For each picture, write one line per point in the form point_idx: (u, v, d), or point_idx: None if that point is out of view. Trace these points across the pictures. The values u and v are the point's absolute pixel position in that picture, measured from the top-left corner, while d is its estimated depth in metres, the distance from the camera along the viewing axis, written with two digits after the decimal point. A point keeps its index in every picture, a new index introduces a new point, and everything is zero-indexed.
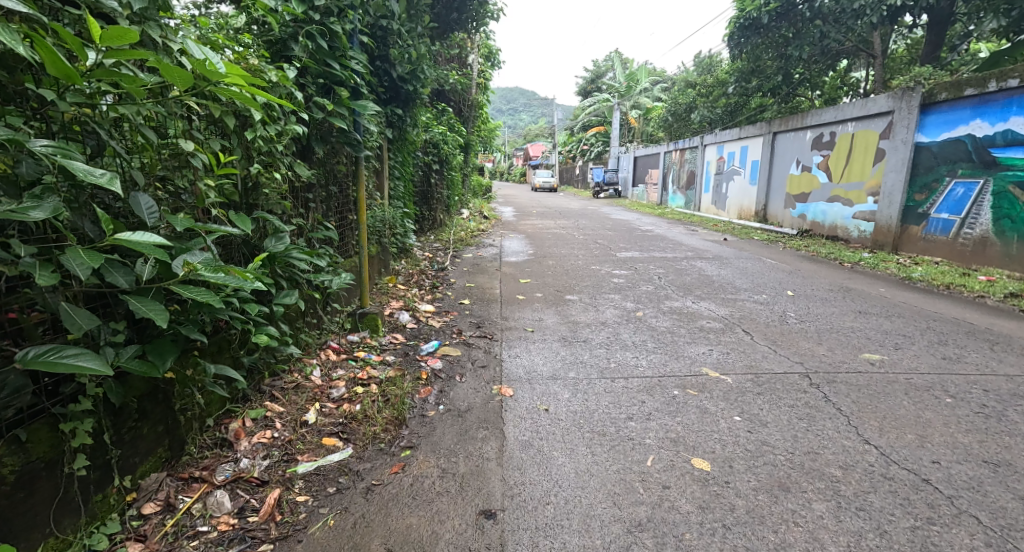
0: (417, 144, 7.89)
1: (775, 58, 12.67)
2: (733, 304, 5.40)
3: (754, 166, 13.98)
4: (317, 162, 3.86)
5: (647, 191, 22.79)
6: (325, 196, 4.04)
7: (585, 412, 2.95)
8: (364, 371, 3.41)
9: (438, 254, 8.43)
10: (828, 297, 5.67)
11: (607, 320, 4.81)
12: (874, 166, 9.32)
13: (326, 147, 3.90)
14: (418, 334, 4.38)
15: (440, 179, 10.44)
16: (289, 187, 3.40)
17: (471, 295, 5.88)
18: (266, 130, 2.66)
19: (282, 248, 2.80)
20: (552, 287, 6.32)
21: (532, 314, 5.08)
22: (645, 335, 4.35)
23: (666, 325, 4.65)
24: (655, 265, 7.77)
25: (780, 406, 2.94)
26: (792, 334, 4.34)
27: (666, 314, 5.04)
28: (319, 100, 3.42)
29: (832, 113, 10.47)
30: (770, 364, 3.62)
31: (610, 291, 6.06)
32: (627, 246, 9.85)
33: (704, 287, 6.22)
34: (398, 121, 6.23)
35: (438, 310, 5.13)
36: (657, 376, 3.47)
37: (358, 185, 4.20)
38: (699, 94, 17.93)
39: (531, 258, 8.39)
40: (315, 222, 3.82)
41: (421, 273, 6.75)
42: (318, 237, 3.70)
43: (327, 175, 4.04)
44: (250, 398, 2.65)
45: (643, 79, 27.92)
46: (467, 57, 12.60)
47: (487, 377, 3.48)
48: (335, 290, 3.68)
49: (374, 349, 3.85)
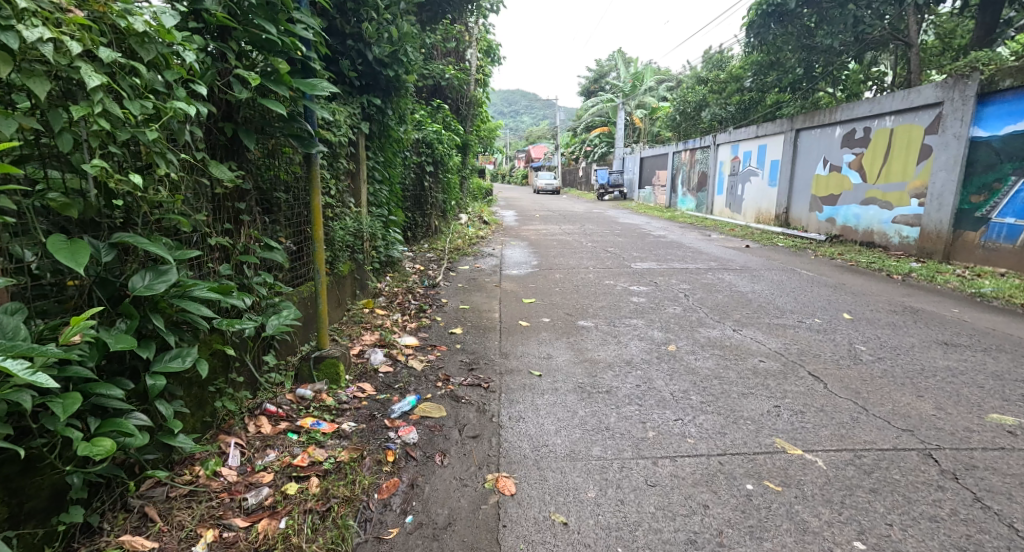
0: (406, 143, 6.97)
1: (797, 50, 11.76)
2: (784, 333, 4.44)
3: (773, 166, 13.01)
4: (252, 160, 2.91)
5: (654, 193, 21.76)
6: (265, 206, 3.08)
7: (623, 532, 1.99)
8: (306, 452, 2.44)
9: (430, 267, 7.46)
10: (897, 323, 4.68)
11: (633, 359, 3.84)
12: (918, 164, 8.41)
13: (263, 140, 2.94)
14: (394, 382, 3.40)
15: (434, 182, 9.47)
16: (198, 194, 2.44)
17: (464, 322, 4.89)
18: (123, 107, 1.68)
19: (164, 289, 1.84)
20: (561, 308, 5.36)
21: (539, 349, 4.09)
22: (685, 382, 3.37)
23: (708, 365, 3.67)
24: (677, 279, 6.82)
25: (918, 521, 1.99)
26: (875, 380, 3.35)
27: (705, 348, 4.05)
28: (240, 72, 2.44)
29: (867, 105, 9.51)
30: (866, 433, 2.63)
31: (630, 314, 5.10)
32: (641, 255, 8.85)
33: (742, 309, 5.24)
34: (377, 114, 5.25)
35: (422, 344, 4.16)
36: (717, 455, 2.48)
37: (313, 191, 3.23)
38: (710, 91, 17.03)
39: (536, 271, 7.41)
40: (248, 241, 2.87)
41: (407, 292, 5.77)
42: (252, 262, 2.76)
43: (268, 177, 3.08)
44: (100, 531, 1.74)
45: (648, 78, 27.02)
46: (465, 50, 11.67)
47: (478, 458, 2.50)
48: (270, 333, 2.70)
49: (327, 412, 2.86)
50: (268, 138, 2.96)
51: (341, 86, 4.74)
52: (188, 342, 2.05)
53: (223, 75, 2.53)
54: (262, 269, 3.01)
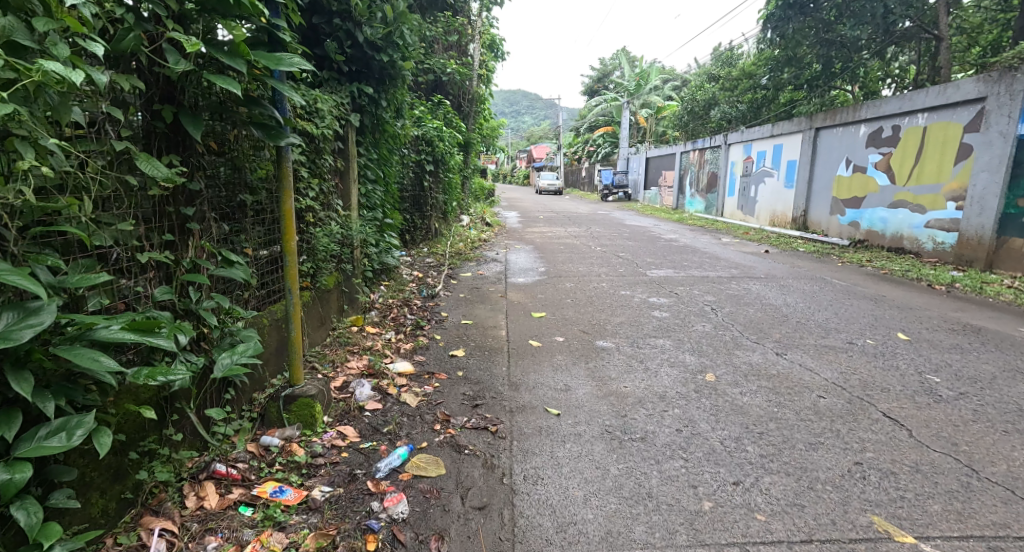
0: (403, 139, 6.41)
1: (815, 45, 11.20)
2: (835, 357, 3.86)
3: (790, 166, 12.41)
4: (208, 153, 2.32)
5: (661, 194, 21.09)
6: (225, 211, 2.50)
7: None
8: (258, 538, 1.85)
9: (428, 274, 6.87)
10: (963, 347, 4.09)
11: (668, 394, 3.23)
12: (955, 165, 7.84)
13: (217, 128, 2.35)
14: (381, 426, 2.81)
15: (435, 182, 8.88)
16: (119, 196, 1.86)
17: (466, 341, 4.29)
18: None
19: (29, 337, 1.29)
20: (574, 325, 4.77)
21: (554, 379, 3.49)
22: (735, 427, 2.78)
23: (760, 402, 3.07)
24: (698, 289, 6.24)
25: None
26: (969, 425, 2.75)
27: (749, 379, 3.44)
28: (173, 34, 1.84)
29: (896, 102, 8.90)
30: (987, 511, 2.07)
31: (653, 332, 4.51)
32: (656, 261, 8.25)
33: (779, 326, 4.66)
34: (369, 106, 4.66)
35: (417, 372, 3.55)
36: (800, 542, 1.93)
37: (283, 191, 2.62)
38: (721, 89, 16.45)
39: (544, 279, 6.83)
40: (199, 253, 2.28)
41: (403, 304, 5.18)
42: (201, 282, 2.17)
43: (228, 175, 2.49)
44: None
45: (653, 76, 26.43)
46: (467, 43, 11.10)
47: (488, 545, 1.95)
48: (218, 376, 2.11)
49: (293, 472, 2.27)
50: (225, 124, 2.37)
51: (327, 72, 4.16)
52: (86, 404, 1.50)
53: (152, 39, 1.94)
54: (218, 288, 2.43)
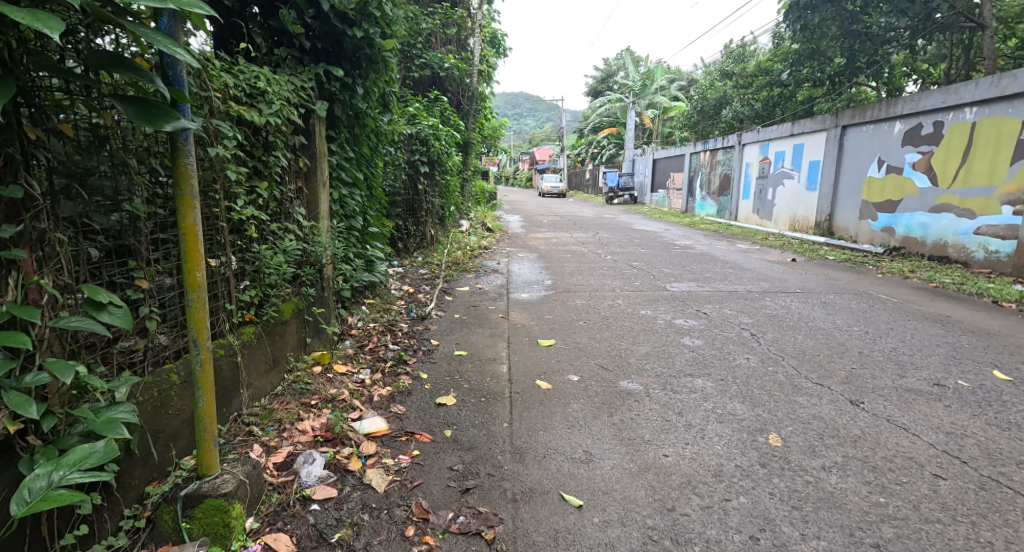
0: (392, 135, 5.59)
1: (840, 38, 10.30)
2: (932, 407, 3.00)
3: (812, 167, 11.54)
4: (56, 143, 1.59)
5: (670, 196, 20.21)
6: (98, 229, 1.75)
7: None
8: None
9: (420, 289, 6.04)
10: None
11: (725, 469, 2.39)
12: (1011, 166, 7.02)
13: (69, 107, 1.61)
14: (329, 531, 1.99)
15: (431, 185, 8.02)
16: None
17: (458, 382, 3.44)
18: None
19: None
20: (589, 357, 3.92)
21: (570, 443, 2.65)
22: (836, 536, 1.96)
23: (857, 487, 2.23)
24: (730, 307, 5.39)
25: None
26: None
27: (830, 443, 2.60)
28: None
29: (938, 97, 8.05)
30: None
31: (690, 370, 3.65)
32: (674, 273, 7.40)
33: (842, 361, 3.81)
34: (341, 93, 3.81)
35: (391, 433, 2.72)
36: None
37: (185, 201, 1.79)
38: (734, 86, 15.61)
39: (551, 295, 5.99)
40: (33, 295, 1.52)
41: (386, 330, 4.35)
42: (19, 345, 1.39)
43: (100, 176, 1.74)
44: None
45: (660, 77, 25.61)
46: (466, 37, 10.21)
47: None
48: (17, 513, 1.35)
49: None
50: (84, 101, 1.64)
51: (284, 49, 3.34)
52: None
53: None
54: (78, 344, 1.66)
